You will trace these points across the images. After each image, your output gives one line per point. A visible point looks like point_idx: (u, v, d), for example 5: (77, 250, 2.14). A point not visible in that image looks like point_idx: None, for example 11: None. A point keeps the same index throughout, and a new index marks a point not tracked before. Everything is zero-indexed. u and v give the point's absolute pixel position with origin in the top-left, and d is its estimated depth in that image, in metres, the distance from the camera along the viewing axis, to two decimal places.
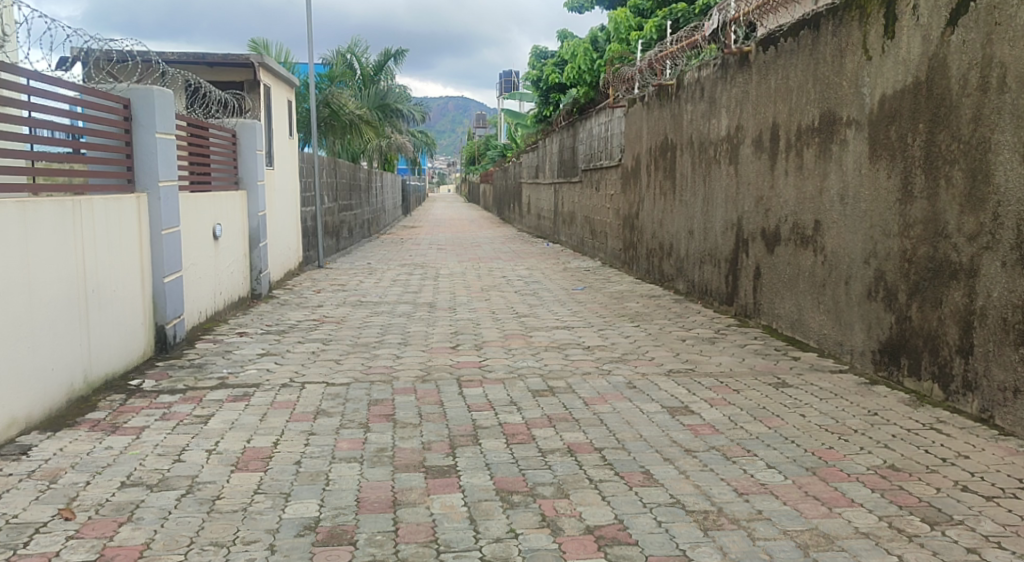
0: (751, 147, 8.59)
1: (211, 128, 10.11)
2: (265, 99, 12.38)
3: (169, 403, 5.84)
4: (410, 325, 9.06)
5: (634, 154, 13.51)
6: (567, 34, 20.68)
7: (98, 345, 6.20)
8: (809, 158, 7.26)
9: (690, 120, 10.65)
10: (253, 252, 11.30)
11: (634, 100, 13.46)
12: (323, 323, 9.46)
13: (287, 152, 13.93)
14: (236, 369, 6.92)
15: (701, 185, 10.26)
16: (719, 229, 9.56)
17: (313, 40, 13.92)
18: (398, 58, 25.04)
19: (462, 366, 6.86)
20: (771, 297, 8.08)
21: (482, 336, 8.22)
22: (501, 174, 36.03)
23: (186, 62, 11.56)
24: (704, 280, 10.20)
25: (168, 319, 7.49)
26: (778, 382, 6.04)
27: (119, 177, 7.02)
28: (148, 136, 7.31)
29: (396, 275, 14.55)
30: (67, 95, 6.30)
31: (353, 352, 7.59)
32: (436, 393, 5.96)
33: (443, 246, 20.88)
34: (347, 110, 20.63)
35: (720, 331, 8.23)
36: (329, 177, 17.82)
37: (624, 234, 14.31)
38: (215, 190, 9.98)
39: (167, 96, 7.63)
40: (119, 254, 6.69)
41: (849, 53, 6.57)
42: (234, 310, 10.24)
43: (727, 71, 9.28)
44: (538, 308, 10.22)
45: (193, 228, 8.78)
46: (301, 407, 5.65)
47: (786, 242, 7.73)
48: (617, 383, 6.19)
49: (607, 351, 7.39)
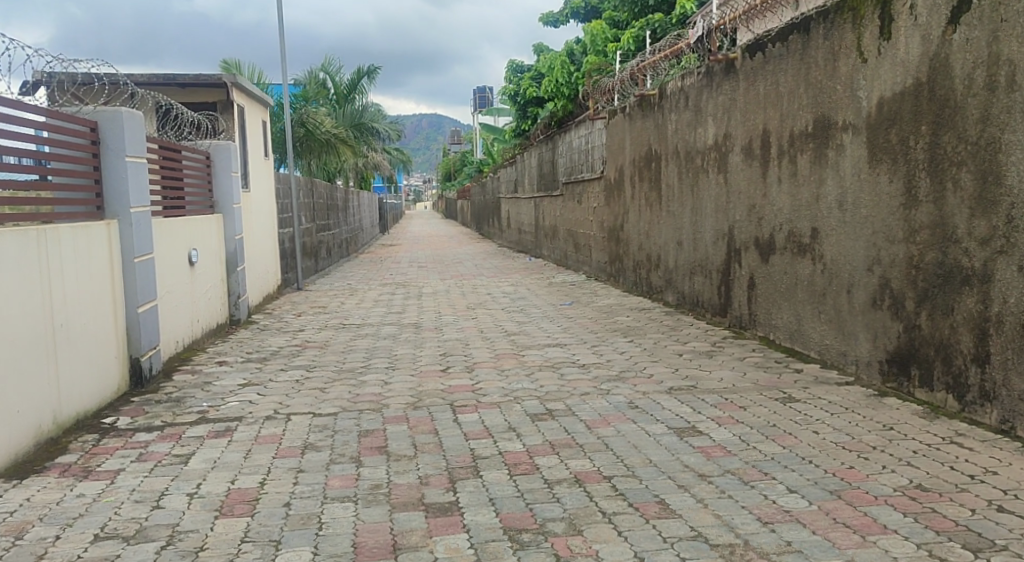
0: (741, 155, 8.39)
1: (184, 151, 9.82)
2: (238, 120, 12.09)
3: (147, 442, 5.54)
4: (397, 348, 8.78)
5: (617, 166, 13.29)
6: (543, 48, 20.53)
7: (69, 382, 5.91)
8: (803, 165, 7.07)
9: (675, 129, 10.45)
10: (231, 277, 10.99)
11: (615, 111, 13.27)
12: (306, 348, 9.16)
13: (263, 173, 13.63)
14: (218, 401, 6.62)
15: (688, 196, 10.06)
16: (709, 240, 9.35)
17: (285, 59, 13.65)
18: (371, 76, 24.78)
19: (453, 390, 6.59)
20: (767, 307, 7.87)
21: (472, 357, 7.95)
22: (478, 190, 35.80)
23: (156, 83, 11.29)
24: (695, 291, 9.98)
25: (143, 351, 7.18)
26: (785, 397, 5.82)
27: (88, 204, 6.74)
28: (117, 160, 7.02)
29: (378, 296, 14.25)
30: (30, 119, 6.03)
31: (339, 378, 7.30)
32: (430, 421, 5.69)
33: (424, 265, 20.61)
34: (323, 128, 20.36)
35: (717, 344, 8.01)
36: (306, 198, 17.50)
37: (609, 247, 14.08)
38: (189, 214, 9.68)
39: (135, 117, 7.35)
40: (89, 285, 6.39)
41: (842, 56, 6.38)
42: (213, 338, 9.92)
43: (712, 78, 9.09)
44: (527, 326, 9.95)
45: (167, 255, 8.47)
46: (287, 442, 5.36)
47: (782, 251, 7.52)
48: (618, 403, 5.94)
49: (603, 368, 7.14)
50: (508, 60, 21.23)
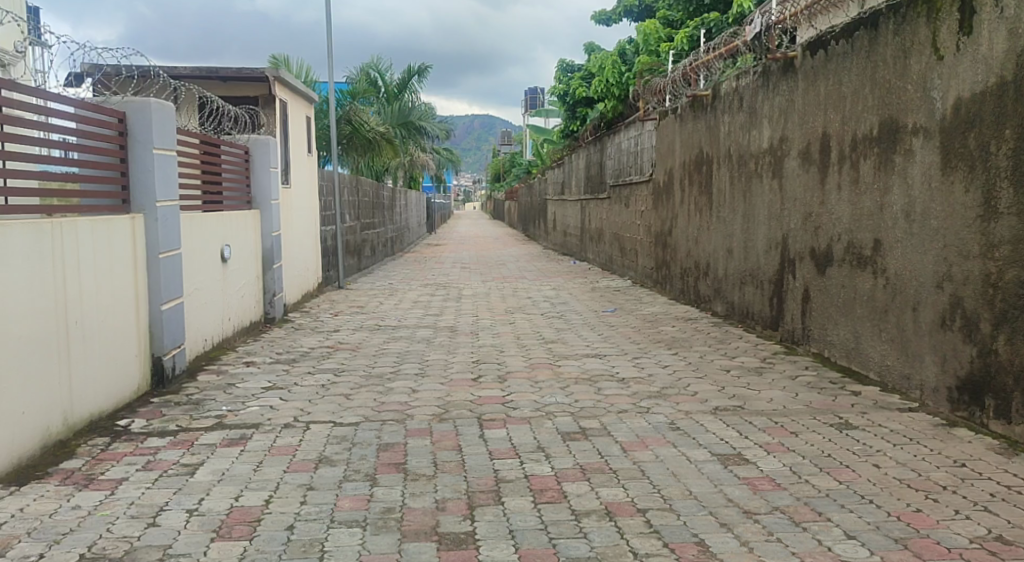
0: (798, 160, 7.90)
1: (222, 145, 9.57)
2: (280, 115, 11.85)
3: (157, 448, 5.24)
4: (429, 353, 8.42)
5: (666, 169, 12.84)
6: (594, 47, 20.11)
7: (83, 383, 5.63)
8: (866, 171, 6.58)
9: (728, 132, 9.98)
10: (267, 274, 10.74)
11: (666, 112, 12.81)
12: (337, 350, 8.84)
13: (305, 169, 13.41)
14: (237, 406, 6.32)
15: (740, 202, 9.58)
16: (761, 248, 8.87)
17: (332, 54, 13.41)
18: (421, 74, 24.53)
19: (483, 402, 6.20)
20: (823, 323, 7.38)
21: (506, 365, 7.56)
22: (526, 191, 35.40)
23: (198, 76, 11.08)
24: (745, 302, 9.50)
25: (166, 350, 6.90)
26: (841, 423, 5.35)
27: (113, 197, 6.49)
28: (144, 151, 6.76)
29: (417, 296, 13.93)
30: (53, 108, 5.81)
31: (366, 385, 6.95)
32: (454, 436, 5.31)
33: (466, 265, 20.29)
34: (369, 126, 20.11)
35: (767, 360, 7.52)
36: (351, 196, 17.27)
37: (656, 252, 13.63)
38: (225, 209, 9.45)
39: (166, 108, 7.07)
40: (108, 282, 6.11)
41: (915, 53, 5.92)
42: (244, 336, 9.65)
43: (769, 79, 8.62)
44: (566, 333, 9.54)
45: (197, 251, 8.21)
46: (302, 454, 5.02)
47: (839, 263, 7.04)
48: (658, 423, 5.51)
49: (644, 384, 6.70)
50: (558, 59, 20.80)
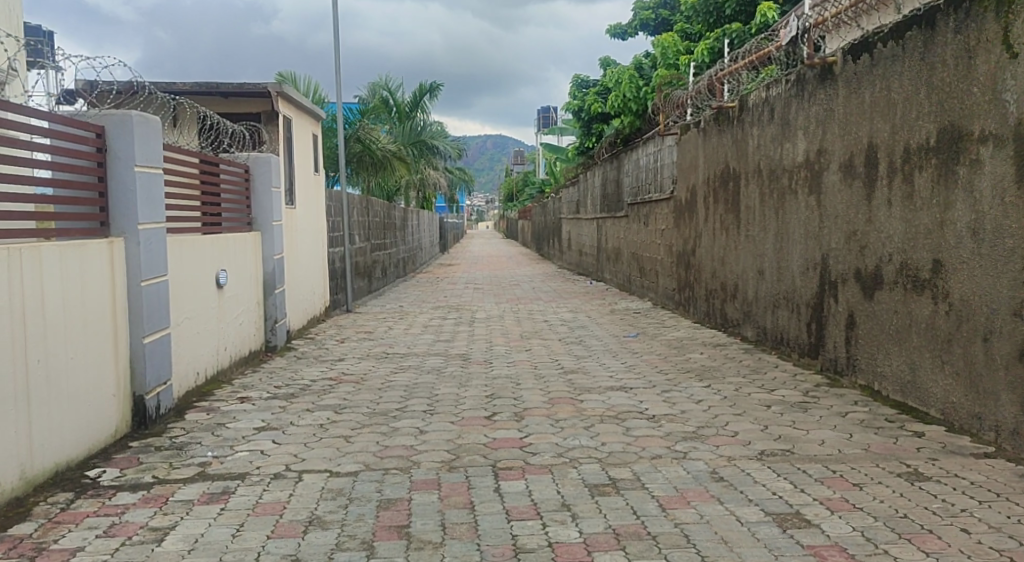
0: (840, 173, 7.24)
1: (221, 164, 8.97)
2: (284, 133, 11.25)
3: (127, 506, 4.61)
4: (439, 385, 7.74)
5: (688, 185, 12.18)
6: (609, 62, 19.53)
7: (46, 430, 5.00)
8: (922, 186, 5.92)
9: (757, 145, 9.32)
10: (269, 300, 10.11)
11: (688, 126, 12.18)
12: (341, 382, 8.18)
13: (311, 189, 12.80)
14: (225, 451, 5.67)
15: (772, 219, 8.91)
16: (797, 270, 8.19)
17: (339, 70, 12.86)
18: (433, 93, 23.93)
19: (499, 445, 5.53)
20: (871, 352, 6.71)
21: (523, 401, 6.88)
22: (539, 211, 34.80)
23: (198, 92, 10.50)
24: (779, 327, 8.81)
25: (148, 388, 6.24)
26: (909, 472, 4.67)
27: (90, 219, 5.88)
28: (126, 170, 6.13)
29: (428, 321, 13.27)
30: (28, 127, 5.25)
31: (369, 424, 6.29)
32: (466, 490, 4.64)
33: (480, 286, 19.63)
34: (380, 145, 19.52)
35: (811, 394, 6.84)
36: (360, 217, 16.64)
37: (678, 272, 12.95)
38: (224, 232, 8.84)
39: (150, 122, 6.42)
40: (80, 315, 5.47)
41: (982, 52, 5.29)
42: (242, 367, 9.01)
43: (804, 87, 7.96)
44: (586, 362, 8.86)
45: (188, 277, 7.57)
46: (290, 515, 4.39)
47: (891, 286, 6.38)
48: (698, 473, 4.83)
49: (677, 423, 6.01)
50: (573, 74, 20.21)
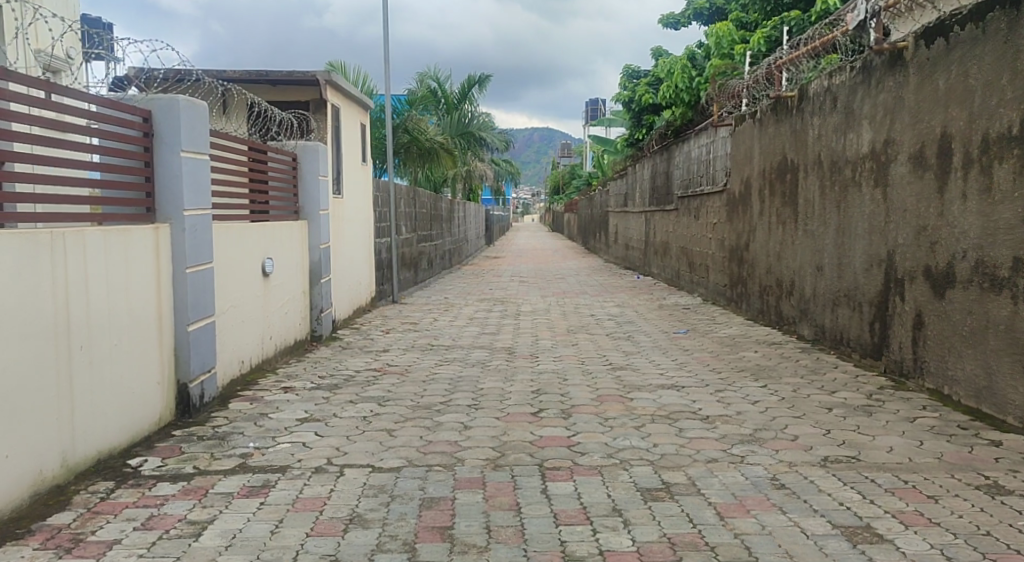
0: (909, 166, 6.91)
1: (270, 152, 8.84)
2: (332, 121, 11.11)
3: (166, 497, 4.46)
4: (484, 379, 7.54)
5: (743, 178, 11.84)
6: (661, 52, 19.20)
7: (87, 418, 4.87)
8: (1002, 178, 5.79)
9: (818, 136, 8.98)
10: (315, 289, 9.99)
11: (743, 117, 11.85)
12: (385, 373, 8.02)
13: (358, 178, 12.67)
14: (266, 442, 5.52)
15: (832, 214, 8.58)
16: (860, 266, 7.86)
17: (390, 58, 12.72)
18: (482, 84, 23.74)
19: (545, 444, 5.32)
20: (941, 354, 6.46)
21: (571, 398, 6.65)
22: (586, 204, 34.52)
23: (247, 79, 10.40)
24: (838, 326, 8.48)
25: (193, 376, 6.10)
26: (989, 484, 4.41)
27: (135, 205, 5.73)
28: (171, 155, 5.97)
29: (474, 313, 13.09)
30: (75, 109, 5.12)
31: (413, 419, 6.11)
32: (512, 490, 4.44)
33: (526, 279, 19.43)
34: (428, 135, 19.37)
35: (875, 397, 6.54)
36: (407, 208, 16.51)
37: (730, 267, 12.63)
38: (271, 220, 8.72)
39: (198, 107, 6.24)
40: (124, 301, 5.33)
41: None
42: (287, 356, 8.90)
43: (870, 75, 7.62)
44: (635, 358, 8.61)
45: (235, 265, 7.44)
46: (330, 511, 4.22)
47: (965, 285, 6.17)
48: (759, 479, 4.57)
49: (733, 425, 5.74)
50: (624, 65, 19.90)
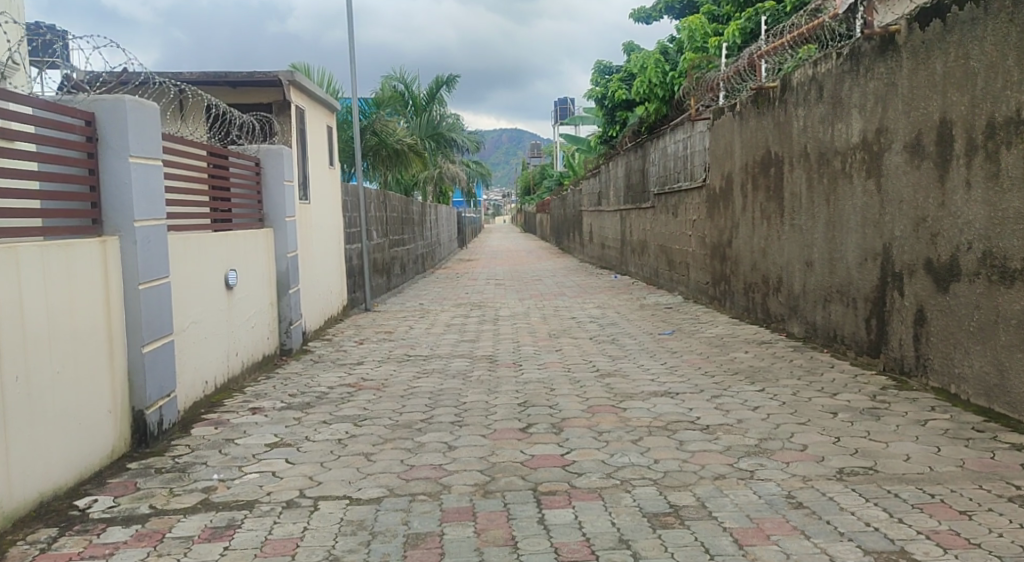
0: (905, 154, 6.57)
1: (231, 157, 8.36)
2: (297, 124, 10.62)
3: (116, 545, 4.05)
4: (466, 392, 7.11)
5: (723, 173, 11.49)
6: (633, 47, 18.86)
7: (25, 456, 4.41)
8: (1010, 164, 5.45)
9: (803, 127, 8.64)
10: (284, 300, 9.50)
11: (721, 110, 11.50)
12: (360, 388, 7.57)
13: (326, 184, 12.17)
14: (232, 472, 5.07)
15: (821, 206, 8.24)
16: (853, 261, 7.51)
17: (356, 59, 12.27)
18: (450, 85, 23.29)
19: (538, 465, 4.90)
20: (947, 351, 6.13)
21: (560, 410, 6.24)
22: (558, 203, 34.15)
23: (206, 82, 9.90)
24: (830, 322, 8.14)
25: (149, 402, 5.61)
26: (1022, 496, 4.08)
27: (79, 216, 5.27)
28: (118, 160, 5.49)
29: (451, 319, 12.65)
30: (9, 113, 4.67)
31: (392, 439, 5.68)
32: (505, 521, 4.08)
33: (502, 281, 19.03)
34: (397, 137, 18.87)
35: (880, 398, 6.20)
36: (378, 212, 16.03)
37: (712, 264, 12.28)
38: (234, 229, 8.23)
39: (148, 108, 5.78)
40: (68, 324, 4.87)
41: None
42: (255, 373, 8.41)
43: (859, 61, 7.28)
44: (623, 363, 8.21)
45: (193, 279, 6.95)
46: (303, 555, 3.86)
47: (972, 278, 5.83)
48: (773, 498, 4.20)
49: (736, 435, 5.36)
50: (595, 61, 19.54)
